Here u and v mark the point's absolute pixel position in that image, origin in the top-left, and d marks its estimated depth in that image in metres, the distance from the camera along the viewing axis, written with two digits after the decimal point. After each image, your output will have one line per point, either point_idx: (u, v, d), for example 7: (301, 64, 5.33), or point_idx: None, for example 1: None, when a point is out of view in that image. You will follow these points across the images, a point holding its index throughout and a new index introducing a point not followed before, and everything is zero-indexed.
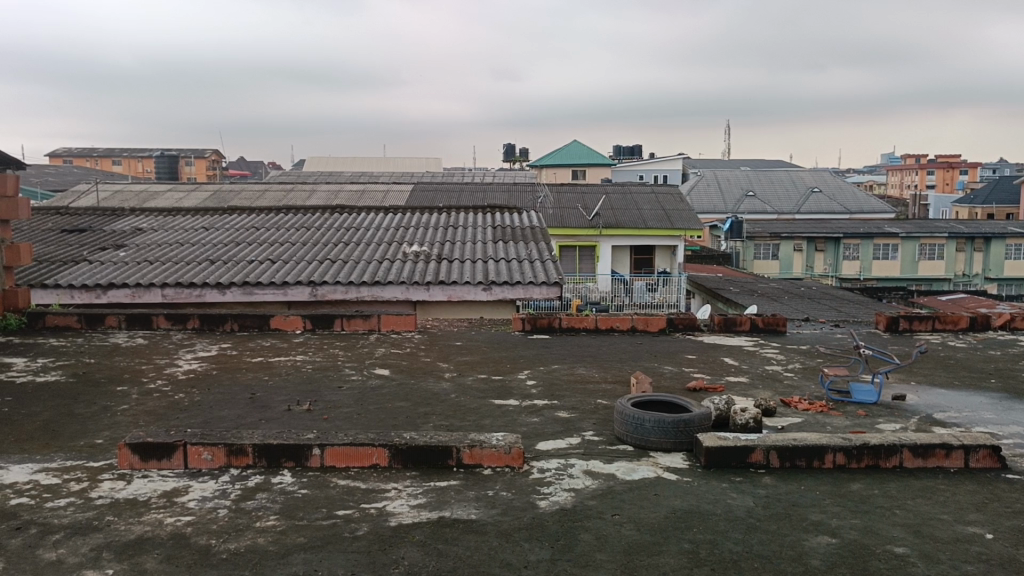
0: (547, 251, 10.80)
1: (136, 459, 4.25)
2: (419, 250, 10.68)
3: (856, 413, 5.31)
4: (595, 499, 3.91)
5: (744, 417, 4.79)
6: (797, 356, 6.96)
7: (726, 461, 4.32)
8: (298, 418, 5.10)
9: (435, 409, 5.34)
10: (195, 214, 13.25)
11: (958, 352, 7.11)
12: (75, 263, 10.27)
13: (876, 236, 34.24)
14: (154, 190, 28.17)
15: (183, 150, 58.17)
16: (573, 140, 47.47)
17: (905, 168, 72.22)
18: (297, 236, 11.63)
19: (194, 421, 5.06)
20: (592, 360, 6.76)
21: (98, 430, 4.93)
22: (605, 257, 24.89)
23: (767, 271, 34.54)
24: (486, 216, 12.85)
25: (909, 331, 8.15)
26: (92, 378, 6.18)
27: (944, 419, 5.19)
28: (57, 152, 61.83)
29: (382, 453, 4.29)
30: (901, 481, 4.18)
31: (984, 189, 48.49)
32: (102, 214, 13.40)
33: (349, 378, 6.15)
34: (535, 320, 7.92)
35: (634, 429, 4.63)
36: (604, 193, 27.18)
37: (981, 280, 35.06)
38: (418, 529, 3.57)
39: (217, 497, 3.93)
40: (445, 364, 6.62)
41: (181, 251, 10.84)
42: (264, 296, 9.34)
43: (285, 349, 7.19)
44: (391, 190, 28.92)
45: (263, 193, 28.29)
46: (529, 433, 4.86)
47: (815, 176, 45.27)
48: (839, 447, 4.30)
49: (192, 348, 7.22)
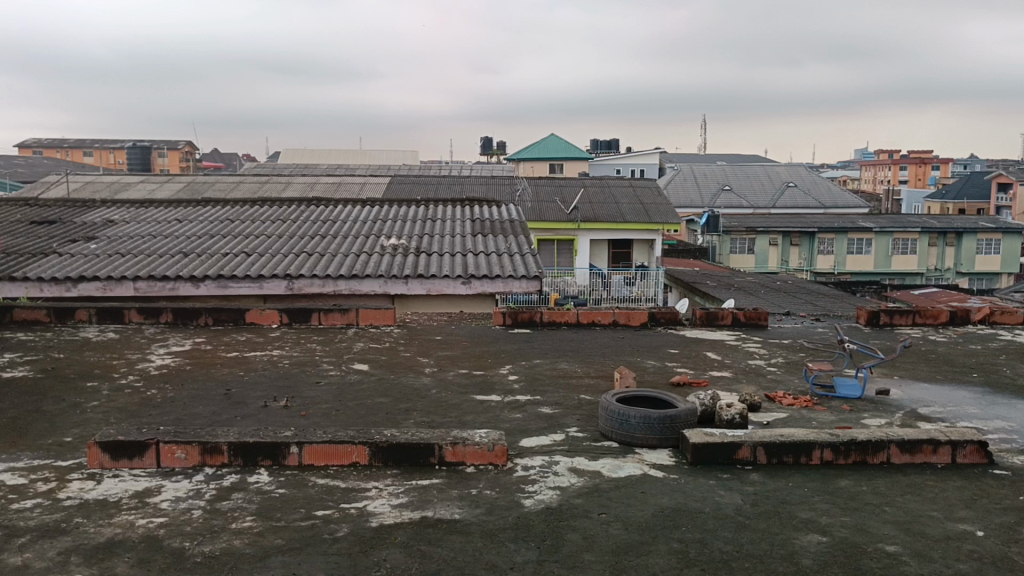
0: (527, 245, 10.71)
1: (106, 458, 4.10)
2: (397, 243, 10.54)
3: (841, 408, 5.27)
4: (581, 497, 3.82)
5: (730, 413, 4.72)
6: (779, 351, 6.92)
7: (713, 458, 4.24)
8: (275, 415, 4.95)
9: (416, 405, 5.22)
10: (168, 205, 13.02)
11: (939, 347, 7.11)
12: (44, 255, 10.03)
13: (850, 231, 34.48)
14: (125, 181, 27.81)
15: (154, 141, 57.44)
16: (550, 136, 46.29)
17: (877, 163, 72.84)
18: (273, 228, 11.43)
19: (167, 418, 4.90)
20: (575, 355, 6.67)
21: (66, 427, 4.77)
22: (583, 251, 24.83)
23: (743, 264, 34.46)
24: (465, 209, 12.74)
25: (890, 325, 8.14)
26: (60, 373, 6.00)
27: (930, 414, 5.16)
28: (27, 143, 60.76)
29: (362, 451, 4.17)
30: (890, 477, 4.13)
31: (956, 184, 48.96)
32: (72, 206, 13.13)
33: (327, 374, 6.02)
34: (516, 314, 7.82)
35: (619, 425, 4.55)
36: (582, 186, 27.14)
37: (953, 274, 35.47)
38: (400, 530, 3.47)
39: (191, 497, 3.80)
40: (425, 359, 6.50)
41: (154, 244, 10.61)
42: (239, 289, 9.16)
43: (262, 344, 7.03)
44: (368, 182, 28.68)
45: (237, 184, 27.91)
46: (513, 429, 4.76)
47: (790, 170, 45.57)
48: (826, 444, 4.25)
49: (164, 343, 7.03)
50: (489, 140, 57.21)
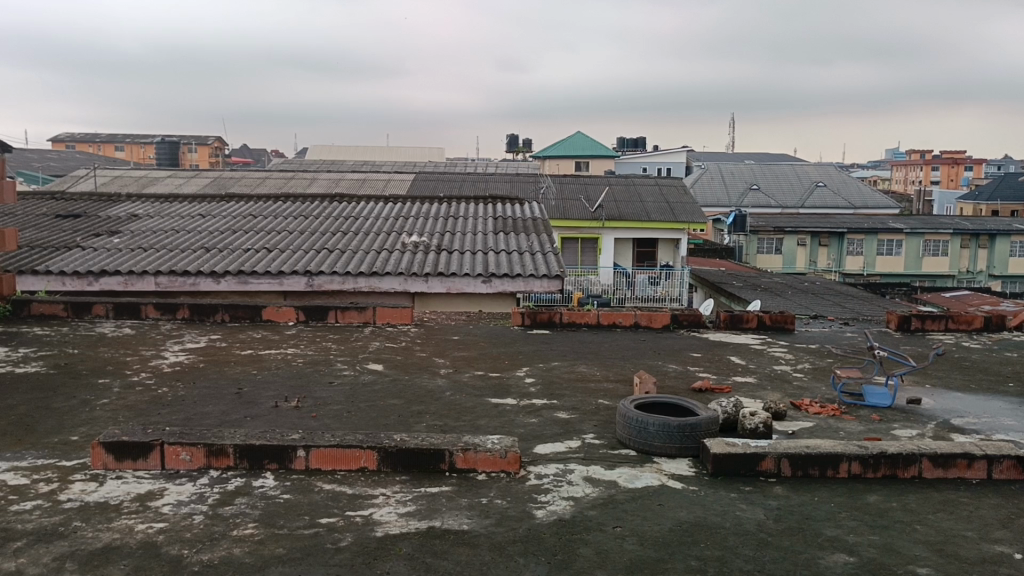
0: (550, 243, 10.56)
1: (110, 459, 4.01)
2: (418, 240, 10.43)
3: (870, 417, 5.07)
4: (595, 509, 3.67)
5: (754, 421, 4.53)
6: (806, 356, 6.71)
7: (734, 470, 4.07)
8: (285, 417, 4.85)
9: (429, 408, 5.10)
10: (192, 200, 13.02)
11: (973, 354, 6.86)
12: (67, 249, 10.03)
13: (880, 232, 33.90)
14: (152, 176, 28.06)
15: (183, 136, 57.94)
16: (579, 132, 46.47)
17: (909, 163, 71.71)
18: (295, 225, 11.37)
19: (175, 418, 4.81)
20: (594, 358, 6.50)
21: (74, 425, 4.69)
22: (607, 250, 24.58)
23: (771, 265, 34.12)
24: (488, 206, 12.60)
25: (921, 330, 7.88)
26: (73, 370, 5.93)
27: (963, 426, 4.94)
28: (59, 137, 61.52)
29: (371, 456, 4.05)
30: (921, 493, 3.93)
31: (989, 185, 48.03)
32: (97, 199, 13.16)
33: (341, 374, 5.91)
34: (536, 315, 7.67)
35: (637, 433, 4.39)
36: (607, 184, 26.92)
37: (985, 277, 34.79)
38: (406, 540, 3.34)
39: (194, 501, 3.69)
40: (441, 359, 6.37)
41: (176, 238, 10.58)
42: (259, 285, 9.09)
43: (276, 342, 6.94)
44: (392, 180, 28.66)
45: (263, 180, 28.00)
46: (527, 435, 4.62)
47: (819, 170, 44.97)
48: (854, 456, 4.06)
49: (179, 340, 6.96)
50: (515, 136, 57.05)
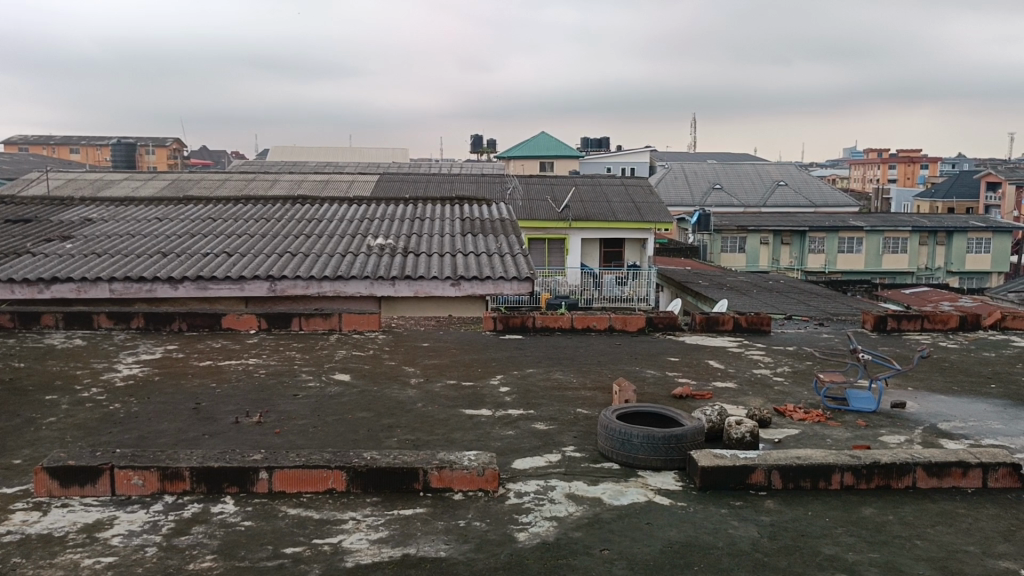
0: (518, 245, 10.34)
1: (55, 485, 3.70)
2: (384, 243, 10.13)
3: (856, 423, 4.92)
4: (580, 530, 3.45)
5: (740, 431, 4.34)
6: (785, 359, 6.56)
7: (722, 483, 3.88)
8: (246, 434, 4.57)
9: (400, 421, 4.85)
10: (149, 203, 12.57)
11: (952, 355, 6.77)
12: (16, 255, 9.58)
13: (841, 230, 34.24)
14: (108, 179, 27.41)
15: (139, 138, 56.86)
16: (539, 133, 46.28)
17: (868, 162, 72.76)
18: (256, 227, 11.01)
19: (128, 437, 4.50)
20: (570, 364, 6.30)
21: (17, 447, 4.36)
22: (575, 251, 24.45)
23: (734, 263, 34.34)
24: (454, 208, 12.33)
25: (897, 331, 7.79)
26: (18, 385, 5.57)
27: (951, 430, 4.80)
28: (10, 139, 59.92)
29: (339, 477, 3.79)
30: (917, 504, 3.77)
31: (945, 183, 48.84)
32: (50, 203, 12.67)
33: (306, 385, 5.62)
34: (508, 320, 7.45)
35: (620, 445, 4.18)
36: (573, 184, 26.78)
37: (943, 274, 35.27)
38: (379, 571, 3.09)
39: (146, 532, 3.40)
40: (411, 368, 6.12)
41: (131, 243, 10.18)
42: (219, 291, 8.74)
43: (237, 352, 6.63)
44: (356, 181, 28.27)
45: (223, 182, 27.40)
46: (504, 449, 4.39)
47: (781, 169, 45.36)
48: (846, 467, 3.88)
49: (133, 351, 6.62)
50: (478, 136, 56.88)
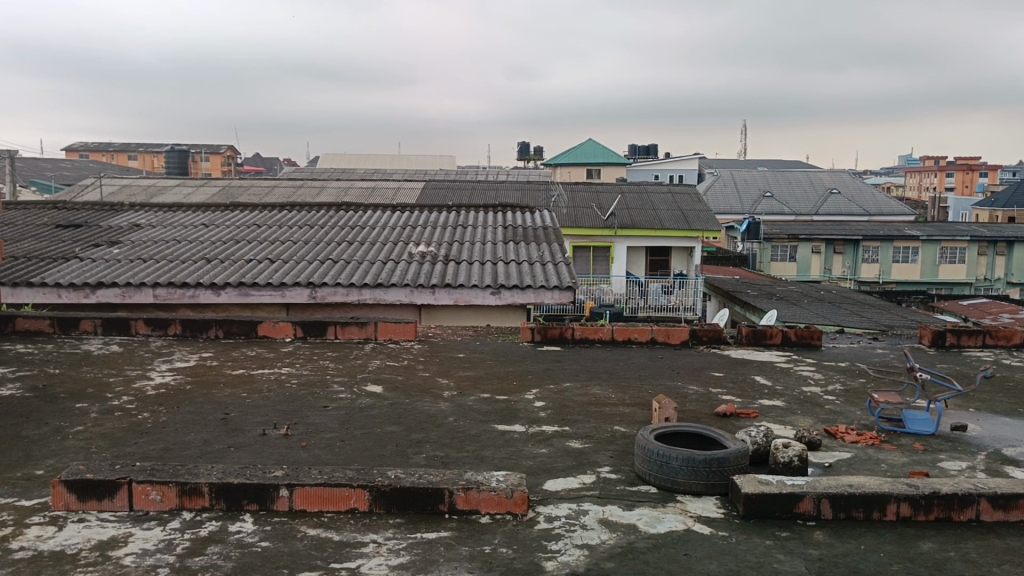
0: (561, 253, 10.13)
1: (72, 499, 3.60)
2: (426, 251, 10.01)
3: (913, 447, 4.62)
4: (612, 560, 3.23)
5: (788, 454, 4.07)
6: (837, 376, 6.24)
7: (767, 511, 3.63)
8: (272, 447, 4.45)
9: (429, 436, 4.68)
10: (195, 208, 12.64)
11: (1017, 374, 6.38)
12: (64, 260, 9.67)
13: (896, 239, 33.30)
14: (161, 185, 27.84)
15: (192, 145, 58.01)
16: (590, 141, 45.73)
17: (925, 170, 70.91)
18: (300, 234, 10.99)
19: (153, 449, 4.42)
20: (609, 378, 6.07)
21: (41, 458, 4.29)
22: (620, 259, 24.14)
23: (784, 272, 33.64)
24: (497, 215, 12.18)
25: (957, 347, 7.40)
26: (51, 392, 5.54)
27: (1017, 457, 4.47)
28: (70, 146, 61.62)
29: (362, 496, 3.63)
30: (981, 540, 3.47)
31: (1007, 191, 47.27)
32: (101, 209, 12.81)
33: (337, 396, 5.49)
34: (546, 331, 7.25)
35: (658, 467, 3.96)
36: (619, 192, 26.46)
37: (1003, 284, 34.08)
38: None
39: (160, 551, 3.28)
40: (444, 380, 5.96)
41: (177, 249, 10.21)
42: (260, 298, 8.69)
43: (271, 360, 6.53)
44: (402, 188, 28.31)
45: (271, 189, 27.65)
46: (536, 468, 4.19)
47: (834, 176, 44.40)
48: (903, 497, 3.60)
49: (168, 358, 6.57)
50: (525, 145, 56.72)
